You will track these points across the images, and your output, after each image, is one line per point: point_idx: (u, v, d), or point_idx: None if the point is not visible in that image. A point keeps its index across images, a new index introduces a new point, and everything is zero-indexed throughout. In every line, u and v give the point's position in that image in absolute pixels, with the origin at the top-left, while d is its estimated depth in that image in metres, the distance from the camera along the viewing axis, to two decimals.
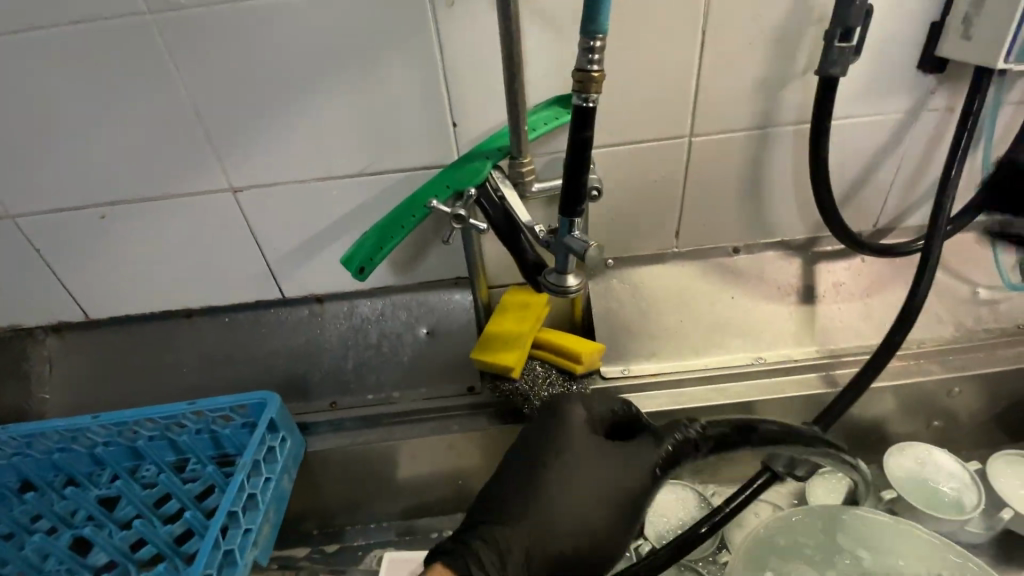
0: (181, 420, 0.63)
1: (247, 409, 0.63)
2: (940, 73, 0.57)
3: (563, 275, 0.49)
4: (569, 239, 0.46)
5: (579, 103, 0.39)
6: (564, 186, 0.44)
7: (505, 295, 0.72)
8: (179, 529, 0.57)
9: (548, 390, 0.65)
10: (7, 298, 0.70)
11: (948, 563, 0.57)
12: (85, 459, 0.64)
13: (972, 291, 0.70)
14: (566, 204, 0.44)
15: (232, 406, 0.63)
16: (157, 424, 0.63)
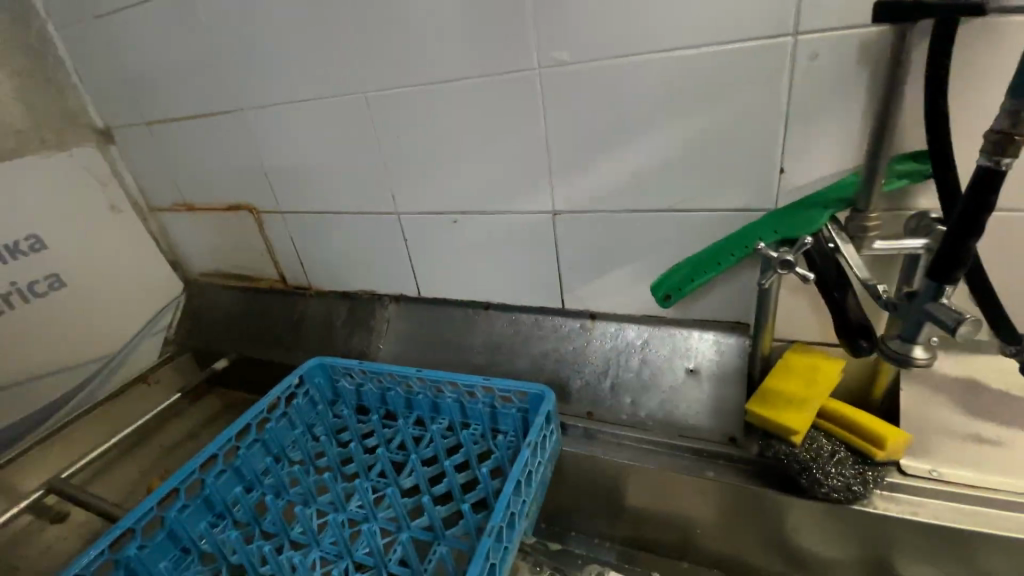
0: (474, 390, 0.75)
1: (526, 396, 0.71)
2: None
3: (910, 344, 0.46)
4: (932, 306, 0.43)
5: (987, 164, 0.37)
6: (937, 250, 0.41)
7: (791, 350, 0.68)
8: (465, 477, 0.71)
9: (835, 469, 0.59)
10: (375, 270, 0.96)
11: None
12: (403, 400, 0.81)
13: None
14: (934, 269, 0.42)
15: (515, 390, 0.71)
16: (457, 389, 0.76)
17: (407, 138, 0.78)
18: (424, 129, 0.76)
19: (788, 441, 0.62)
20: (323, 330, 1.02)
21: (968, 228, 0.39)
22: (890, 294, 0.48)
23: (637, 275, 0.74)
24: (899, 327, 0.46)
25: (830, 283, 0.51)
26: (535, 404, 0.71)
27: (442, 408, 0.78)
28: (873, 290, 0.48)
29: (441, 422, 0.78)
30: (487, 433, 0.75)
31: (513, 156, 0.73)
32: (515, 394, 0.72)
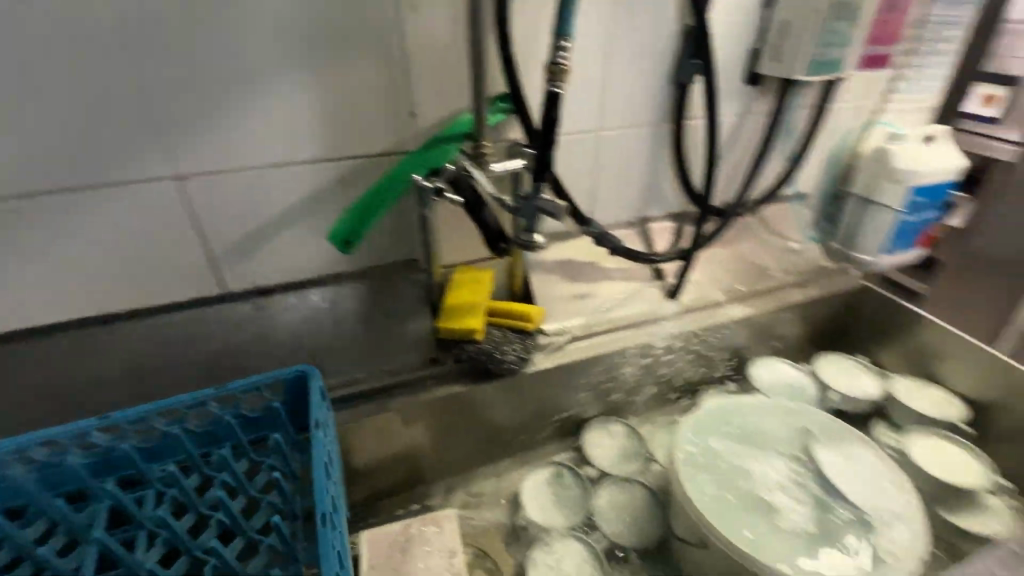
0: (209, 407, 0.59)
1: (282, 383, 0.61)
2: (757, 86, 0.82)
3: (532, 233, 0.60)
4: (540, 199, 0.57)
5: (552, 88, 0.52)
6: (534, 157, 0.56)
7: (459, 270, 0.80)
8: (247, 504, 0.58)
9: (509, 347, 0.75)
10: None
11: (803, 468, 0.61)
12: (91, 469, 0.56)
13: (783, 245, 1.01)
14: (537, 170, 0.56)
15: (265, 382, 0.60)
16: (176, 416, 0.58)
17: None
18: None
19: (473, 341, 0.75)
20: None
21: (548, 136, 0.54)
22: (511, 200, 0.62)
23: (304, 235, 0.71)
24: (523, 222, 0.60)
25: (473, 200, 0.62)
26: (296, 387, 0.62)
27: (165, 449, 0.59)
28: (500, 198, 0.62)
29: (161, 466, 0.59)
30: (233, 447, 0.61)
31: (96, 107, 0.55)
32: (266, 387, 0.61)
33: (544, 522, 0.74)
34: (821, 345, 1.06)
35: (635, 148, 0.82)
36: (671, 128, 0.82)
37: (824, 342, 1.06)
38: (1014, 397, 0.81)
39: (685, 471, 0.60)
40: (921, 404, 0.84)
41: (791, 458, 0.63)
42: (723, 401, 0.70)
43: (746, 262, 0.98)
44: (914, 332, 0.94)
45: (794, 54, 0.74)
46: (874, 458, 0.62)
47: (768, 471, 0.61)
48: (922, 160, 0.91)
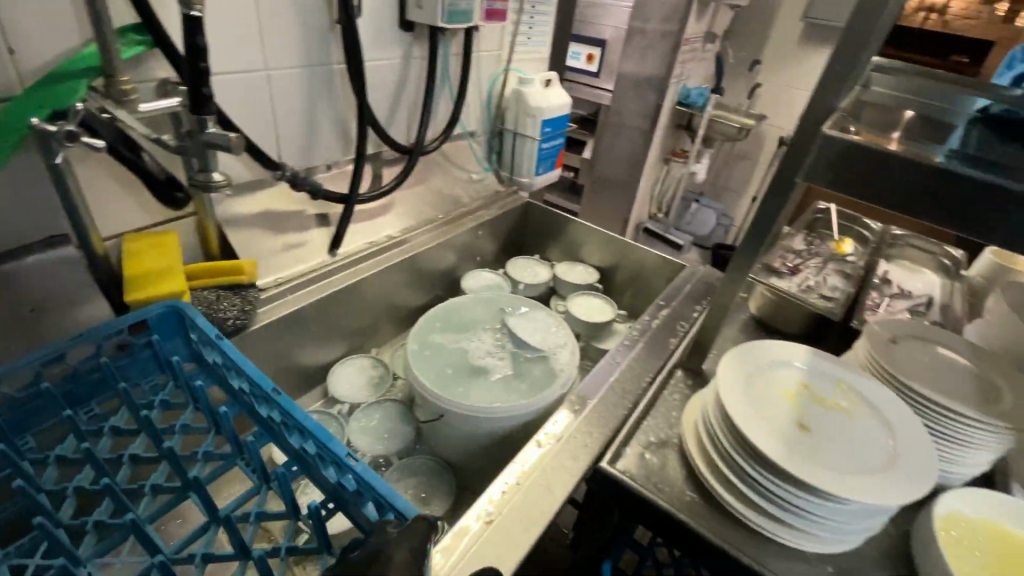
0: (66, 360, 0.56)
1: (146, 326, 0.62)
2: (411, 31, 0.92)
3: (210, 172, 0.57)
4: (208, 134, 0.54)
5: (188, 12, 0.49)
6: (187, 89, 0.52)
7: (131, 239, 0.67)
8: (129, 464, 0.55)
9: (221, 306, 0.69)
10: None
11: (495, 329, 0.81)
12: None
13: (468, 176, 1.19)
14: (195, 103, 0.52)
15: (128, 326, 0.60)
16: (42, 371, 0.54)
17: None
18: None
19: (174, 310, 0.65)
20: None
21: (199, 68, 0.51)
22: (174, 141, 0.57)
23: None
24: (195, 161, 0.56)
25: (119, 145, 0.55)
26: (163, 329, 0.63)
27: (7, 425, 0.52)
28: (161, 140, 0.55)
29: (24, 439, 0.53)
30: (90, 410, 0.58)
31: None
32: (128, 334, 0.61)
33: None
34: (510, 253, 1.32)
35: (309, 90, 0.82)
36: (342, 70, 0.84)
37: (512, 251, 1.33)
38: (620, 256, 1.20)
39: (414, 366, 0.73)
40: (573, 277, 1.16)
41: (493, 330, 0.81)
42: (443, 308, 0.84)
43: (441, 193, 1.13)
44: (563, 228, 1.27)
45: (430, 5, 0.86)
46: (547, 315, 0.85)
47: (480, 345, 0.78)
48: (545, 97, 1.19)
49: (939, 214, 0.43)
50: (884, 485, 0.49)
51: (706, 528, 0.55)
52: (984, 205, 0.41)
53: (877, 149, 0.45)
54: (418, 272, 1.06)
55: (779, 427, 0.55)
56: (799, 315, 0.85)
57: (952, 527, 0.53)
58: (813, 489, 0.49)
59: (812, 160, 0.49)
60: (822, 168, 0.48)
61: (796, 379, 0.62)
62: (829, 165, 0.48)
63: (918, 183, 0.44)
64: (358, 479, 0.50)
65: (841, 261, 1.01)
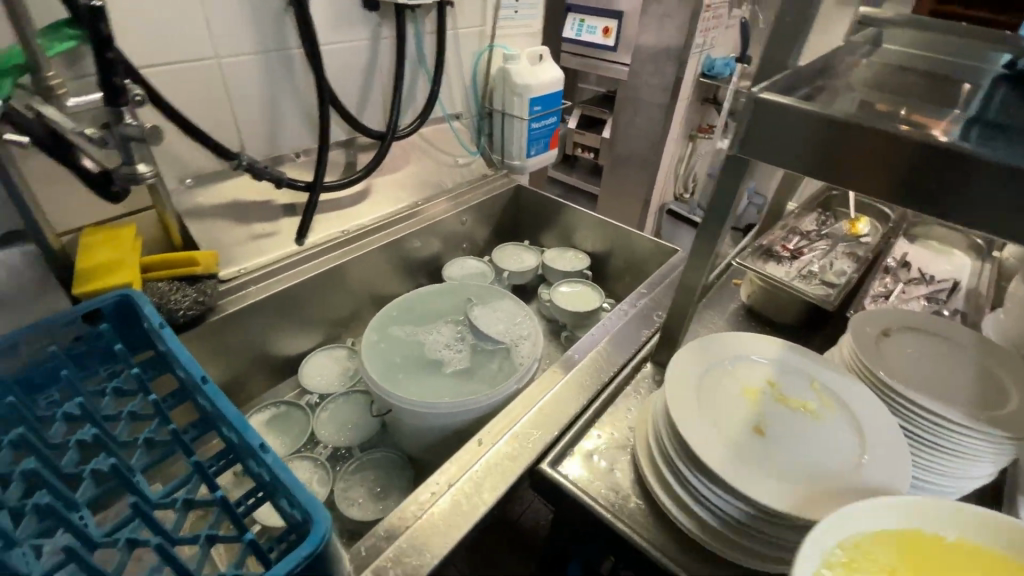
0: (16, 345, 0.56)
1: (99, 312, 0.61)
2: (377, 10, 0.89)
3: (132, 165, 0.58)
4: (124, 127, 0.54)
5: (86, 1, 0.47)
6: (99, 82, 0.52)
7: (89, 233, 0.69)
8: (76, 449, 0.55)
9: (177, 296, 0.70)
10: None
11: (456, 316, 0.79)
12: None
13: (453, 160, 1.15)
14: (108, 97, 0.52)
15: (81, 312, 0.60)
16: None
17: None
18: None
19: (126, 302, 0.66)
20: None
21: (108, 61, 0.51)
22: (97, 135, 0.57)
23: None
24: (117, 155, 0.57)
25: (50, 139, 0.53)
26: (119, 314, 0.62)
27: None
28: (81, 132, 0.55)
29: None
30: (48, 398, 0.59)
31: None
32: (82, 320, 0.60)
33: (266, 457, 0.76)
34: (502, 239, 1.28)
35: (265, 76, 0.80)
36: (301, 55, 0.83)
37: (505, 236, 1.28)
38: (614, 242, 1.14)
39: (368, 360, 0.70)
40: (562, 263, 1.10)
41: (455, 321, 0.78)
42: (408, 296, 0.82)
43: (425, 178, 1.10)
44: (556, 212, 1.21)
45: None
46: (513, 304, 0.81)
47: (439, 336, 0.75)
48: (532, 74, 1.13)
49: (866, 181, 0.40)
50: (839, 505, 0.44)
51: (655, 544, 0.50)
52: (925, 170, 0.37)
53: (805, 111, 0.41)
54: (398, 260, 1.04)
55: (730, 431, 0.50)
56: (792, 305, 0.77)
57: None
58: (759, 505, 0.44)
59: (745, 128, 0.45)
60: (755, 135, 0.44)
61: (763, 376, 0.56)
62: (762, 134, 0.44)
63: (845, 144, 0.40)
64: (275, 472, 0.45)
65: (854, 243, 0.91)
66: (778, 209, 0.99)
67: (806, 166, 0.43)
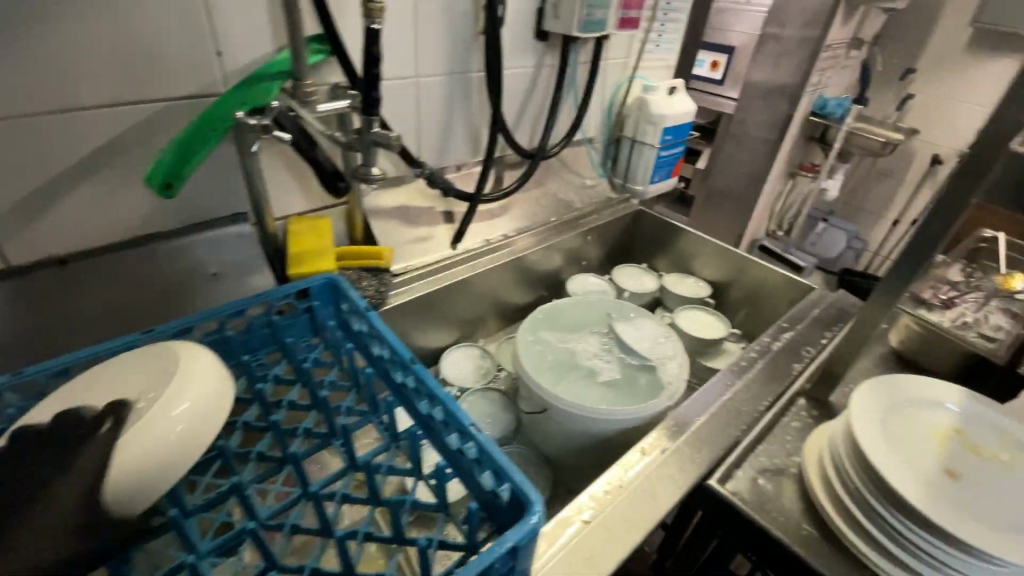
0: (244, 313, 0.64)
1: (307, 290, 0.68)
2: (545, 41, 0.96)
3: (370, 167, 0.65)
4: (373, 134, 0.61)
5: (370, 24, 0.56)
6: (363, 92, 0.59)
7: (294, 222, 0.78)
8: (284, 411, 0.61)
9: (363, 283, 0.78)
10: None
11: (599, 330, 0.83)
12: None
13: (581, 181, 1.21)
14: (366, 105, 0.60)
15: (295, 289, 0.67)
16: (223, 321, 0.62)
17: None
18: None
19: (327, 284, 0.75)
20: None
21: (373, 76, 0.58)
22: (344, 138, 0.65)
23: (104, 193, 0.63)
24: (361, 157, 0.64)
25: (301, 140, 0.64)
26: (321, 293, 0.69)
27: None
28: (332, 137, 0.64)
29: None
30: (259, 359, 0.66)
31: None
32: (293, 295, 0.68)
33: None
34: (617, 260, 1.31)
35: (448, 95, 0.89)
36: (478, 78, 0.91)
37: (618, 258, 1.32)
38: (735, 275, 1.14)
39: (529, 363, 0.75)
40: (683, 290, 1.13)
41: (601, 335, 0.82)
42: (554, 305, 0.87)
43: (557, 196, 1.16)
44: (675, 239, 1.23)
45: (567, 15, 0.89)
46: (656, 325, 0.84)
47: (587, 346, 0.79)
48: (668, 106, 1.17)
49: None
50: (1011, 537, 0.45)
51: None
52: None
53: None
54: (527, 271, 1.10)
55: (922, 470, 0.50)
56: (951, 355, 0.76)
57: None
58: (974, 549, 0.44)
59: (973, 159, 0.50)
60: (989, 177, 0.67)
61: (947, 422, 0.56)
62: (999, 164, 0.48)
63: None
64: (483, 452, 0.49)
65: (1010, 298, 0.88)
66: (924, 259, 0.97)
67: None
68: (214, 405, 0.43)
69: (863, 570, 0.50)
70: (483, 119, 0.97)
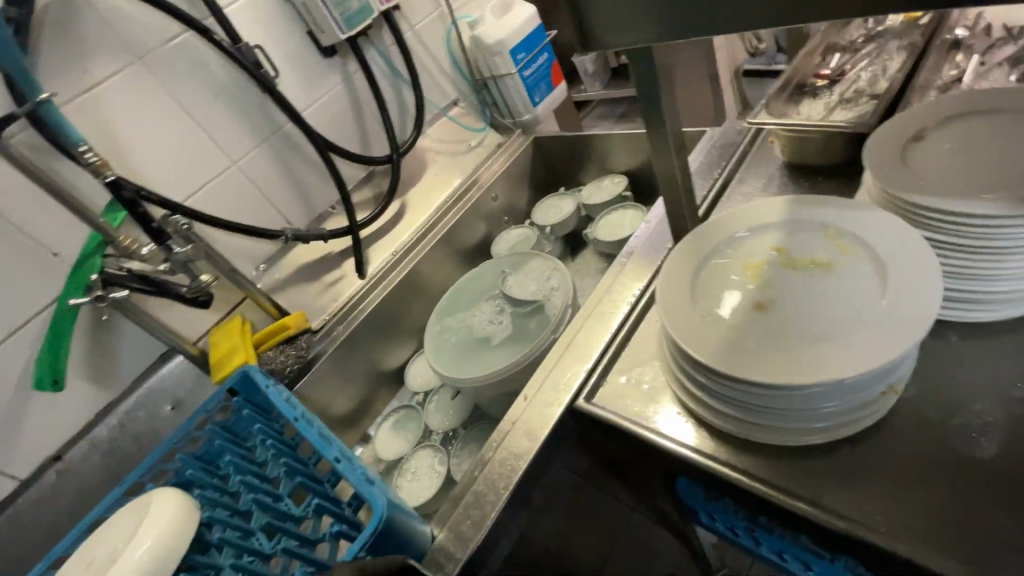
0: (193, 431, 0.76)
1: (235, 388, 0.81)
2: (336, 53, 0.97)
3: (196, 282, 0.75)
4: (177, 254, 0.73)
5: (105, 179, 0.66)
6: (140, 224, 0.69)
7: (213, 333, 0.90)
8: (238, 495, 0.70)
9: (283, 358, 0.88)
10: None
11: (495, 292, 0.84)
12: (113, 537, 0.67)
13: (467, 144, 1.19)
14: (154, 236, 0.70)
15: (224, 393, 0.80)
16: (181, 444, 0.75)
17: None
18: None
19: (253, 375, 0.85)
20: None
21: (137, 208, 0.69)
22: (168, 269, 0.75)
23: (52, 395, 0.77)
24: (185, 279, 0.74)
25: (142, 283, 0.72)
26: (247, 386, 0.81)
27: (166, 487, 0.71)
28: (159, 272, 0.73)
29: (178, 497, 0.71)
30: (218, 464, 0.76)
31: None
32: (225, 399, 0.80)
33: (398, 452, 0.91)
34: (547, 193, 1.28)
35: (277, 156, 0.94)
36: (293, 126, 0.95)
37: (546, 192, 1.28)
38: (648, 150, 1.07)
39: (431, 356, 0.79)
40: (601, 197, 1.08)
41: (495, 297, 0.83)
42: (455, 287, 0.89)
43: (446, 174, 1.16)
44: (582, 145, 1.17)
45: (326, 23, 0.90)
46: (542, 261, 0.83)
47: (483, 315, 0.81)
48: (500, 26, 1.10)
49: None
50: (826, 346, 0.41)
51: (697, 451, 0.49)
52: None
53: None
54: (450, 257, 1.12)
55: (725, 317, 0.47)
56: (831, 144, 0.66)
57: None
58: (760, 385, 0.42)
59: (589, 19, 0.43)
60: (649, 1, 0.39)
61: (767, 243, 0.51)
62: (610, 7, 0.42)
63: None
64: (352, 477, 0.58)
65: (906, 32, 0.74)
66: (809, 32, 0.83)
67: (667, 27, 0.40)
68: (176, 529, 0.58)
69: (735, 434, 0.48)
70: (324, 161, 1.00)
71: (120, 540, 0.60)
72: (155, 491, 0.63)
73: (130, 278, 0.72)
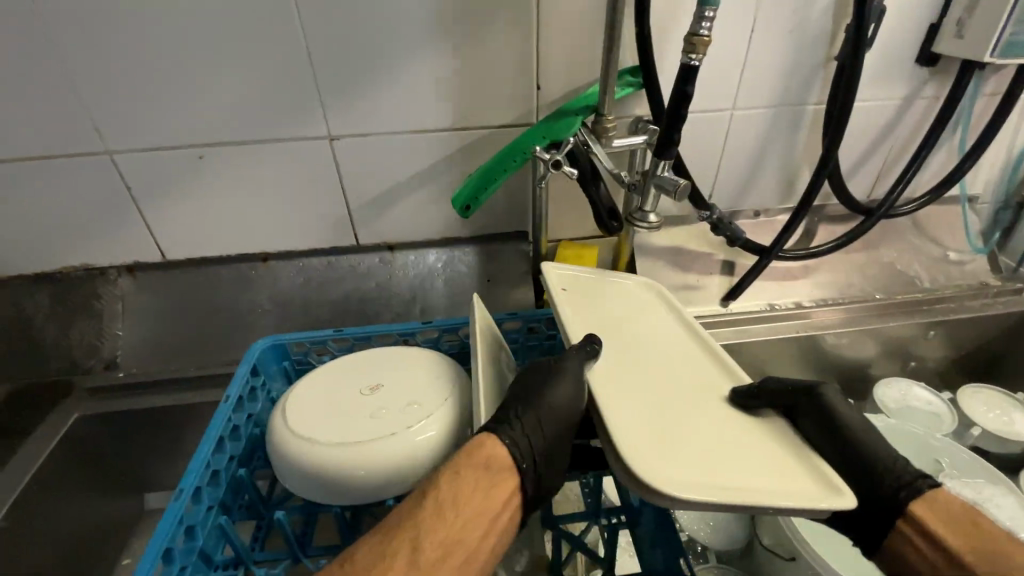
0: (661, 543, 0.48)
1: None
2: (933, 66, 0.70)
3: (415, 251, 0.81)
4: (452, 255, 0.81)
5: (687, 61, 0.49)
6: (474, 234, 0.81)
7: (565, 246, 0.81)
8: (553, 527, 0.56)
9: None
10: (107, 242, 0.74)
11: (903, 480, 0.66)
12: None
13: (944, 254, 0.86)
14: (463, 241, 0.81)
15: None
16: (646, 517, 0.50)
17: (93, 36, 0.59)
18: (162, 51, 0.61)
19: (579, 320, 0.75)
20: (9, 332, 0.73)
21: (487, 236, 0.81)
22: (425, 250, 0.81)
23: (428, 200, 0.77)
24: (411, 249, 0.81)
25: (437, 243, 0.81)
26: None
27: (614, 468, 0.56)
28: (436, 243, 0.81)
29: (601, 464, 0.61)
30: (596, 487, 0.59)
31: (262, 65, 0.63)
32: None
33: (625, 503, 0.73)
34: (976, 375, 0.89)
35: (769, 131, 0.76)
36: (817, 110, 0.75)
37: (980, 376, 0.89)
38: None
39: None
40: None
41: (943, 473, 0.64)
42: None
43: (890, 267, 0.86)
44: None
45: (979, 34, 0.62)
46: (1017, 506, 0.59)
47: None
48: None
49: None
50: None
51: None
52: None
53: None
54: (822, 356, 0.84)
55: None
56: None
57: (292, 398, 0.55)
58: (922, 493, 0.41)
59: None
60: None
61: None
62: None
63: None
64: None
65: None
66: None
67: None
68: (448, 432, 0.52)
69: None
70: (785, 173, 0.81)
71: (406, 404, 0.54)
72: (427, 351, 0.61)
73: (428, 245, 0.81)
